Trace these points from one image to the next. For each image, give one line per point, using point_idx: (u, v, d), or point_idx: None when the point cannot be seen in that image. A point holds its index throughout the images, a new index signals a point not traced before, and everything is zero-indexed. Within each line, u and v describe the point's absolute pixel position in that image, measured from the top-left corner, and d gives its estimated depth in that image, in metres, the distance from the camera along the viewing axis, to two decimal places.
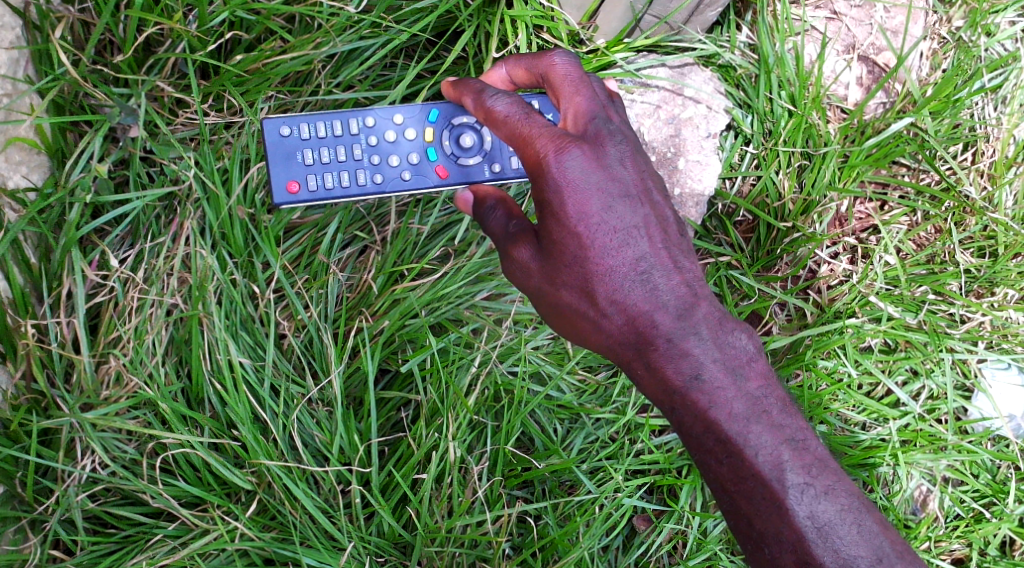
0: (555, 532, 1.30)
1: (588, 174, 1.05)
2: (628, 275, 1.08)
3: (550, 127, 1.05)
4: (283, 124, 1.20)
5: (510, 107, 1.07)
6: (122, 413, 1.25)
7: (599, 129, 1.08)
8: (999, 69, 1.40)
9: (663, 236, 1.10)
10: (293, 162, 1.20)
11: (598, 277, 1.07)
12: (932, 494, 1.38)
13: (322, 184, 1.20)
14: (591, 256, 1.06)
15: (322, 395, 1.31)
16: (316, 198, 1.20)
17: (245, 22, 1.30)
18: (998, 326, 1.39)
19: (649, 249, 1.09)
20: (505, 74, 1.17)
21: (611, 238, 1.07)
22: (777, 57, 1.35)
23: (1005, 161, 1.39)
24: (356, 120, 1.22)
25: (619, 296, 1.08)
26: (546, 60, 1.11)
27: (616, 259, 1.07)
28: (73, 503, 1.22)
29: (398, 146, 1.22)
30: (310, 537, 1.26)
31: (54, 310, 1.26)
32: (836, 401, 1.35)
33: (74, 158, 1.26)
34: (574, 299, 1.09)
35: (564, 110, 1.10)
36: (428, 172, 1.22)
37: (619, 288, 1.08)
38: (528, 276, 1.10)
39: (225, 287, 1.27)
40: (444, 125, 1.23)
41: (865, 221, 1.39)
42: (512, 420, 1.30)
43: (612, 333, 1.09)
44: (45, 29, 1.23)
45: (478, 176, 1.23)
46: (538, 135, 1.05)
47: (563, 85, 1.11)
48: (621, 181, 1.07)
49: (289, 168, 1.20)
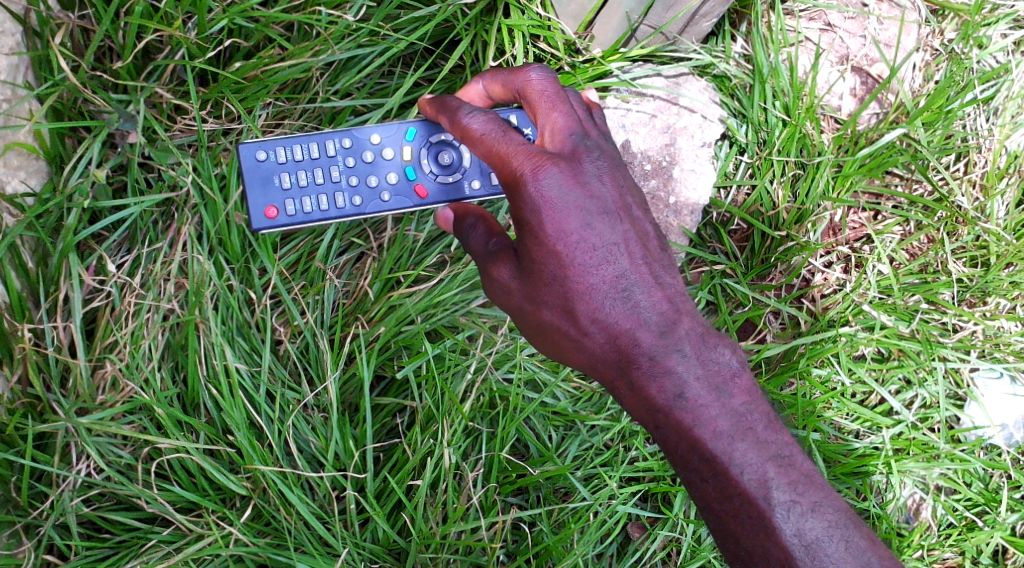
0: (550, 539, 1.30)
1: (565, 192, 1.06)
2: (609, 293, 1.08)
3: (526, 146, 1.06)
4: (259, 149, 1.21)
5: (486, 125, 1.07)
6: (118, 418, 1.26)
7: (576, 147, 1.09)
8: (991, 81, 1.41)
9: (644, 251, 1.10)
10: (270, 187, 1.21)
11: (579, 296, 1.08)
12: (925, 502, 1.38)
13: (300, 208, 1.21)
14: (571, 274, 1.07)
15: (318, 401, 1.31)
16: (295, 222, 1.21)
17: (243, 30, 1.31)
18: (990, 336, 1.39)
19: (629, 266, 1.09)
20: (482, 89, 1.18)
21: (591, 256, 1.07)
22: (771, 68, 1.36)
23: (997, 172, 1.40)
24: (333, 142, 1.23)
25: (600, 314, 1.08)
26: (522, 76, 1.12)
27: (597, 277, 1.07)
28: (67, 507, 1.22)
29: (376, 166, 1.23)
30: (304, 543, 1.26)
31: (51, 315, 1.26)
32: (829, 409, 1.36)
33: (72, 164, 1.26)
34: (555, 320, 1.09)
35: (541, 125, 1.11)
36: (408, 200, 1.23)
37: (600, 307, 1.08)
38: (509, 295, 1.11)
39: (222, 292, 1.28)
40: (422, 144, 1.24)
41: (859, 230, 1.41)
42: (507, 427, 1.31)
43: (595, 354, 1.10)
44: (45, 35, 1.23)
45: (459, 193, 1.24)
46: (514, 154, 1.06)
47: (539, 101, 1.11)
48: (600, 198, 1.08)
49: (267, 193, 1.21)
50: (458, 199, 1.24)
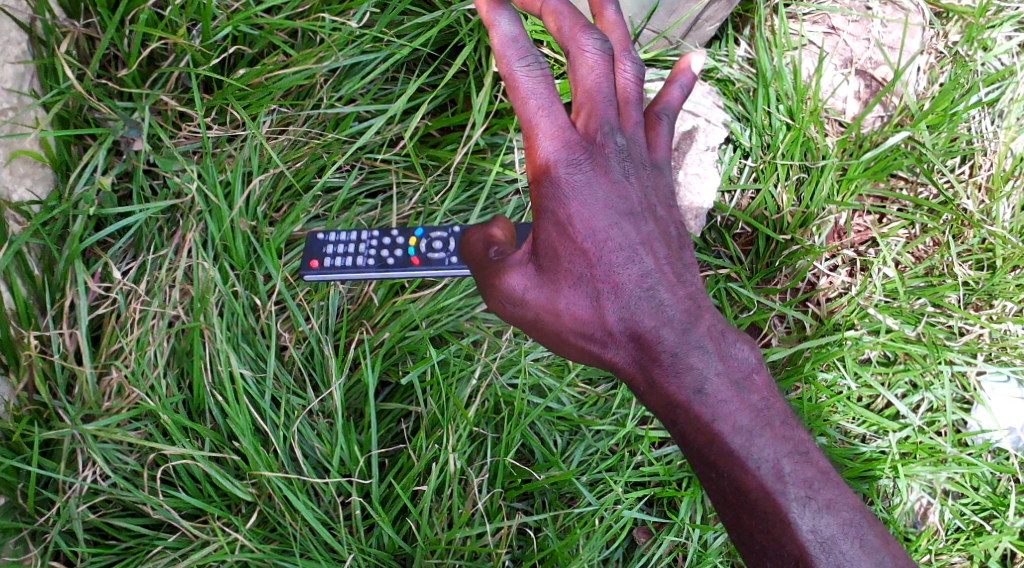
0: (555, 544, 1.30)
1: (594, 189, 1.07)
2: (633, 290, 1.07)
3: (559, 129, 1.07)
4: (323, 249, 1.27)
5: (534, 84, 1.06)
6: (124, 425, 1.26)
7: (611, 135, 1.09)
8: (995, 83, 1.41)
9: (667, 252, 1.09)
10: (325, 252, 1.27)
11: (602, 292, 1.07)
12: (932, 507, 1.37)
13: (341, 258, 1.25)
14: (596, 271, 1.07)
15: (323, 406, 1.31)
16: (332, 268, 1.25)
17: (248, 37, 1.31)
18: (997, 339, 1.38)
19: (653, 265, 1.08)
20: (535, 9, 1.13)
21: (617, 254, 1.07)
22: (775, 72, 1.37)
23: (1003, 174, 1.39)
24: (388, 248, 1.26)
25: (623, 310, 1.07)
26: (577, 38, 1.09)
27: (620, 273, 1.07)
28: (73, 514, 1.23)
29: (420, 244, 1.26)
30: (309, 549, 1.27)
31: (57, 322, 1.27)
32: (835, 413, 1.36)
33: (78, 171, 1.27)
34: (576, 312, 1.07)
35: (580, 106, 1.10)
36: (431, 231, 1.26)
37: (623, 303, 1.07)
38: (523, 300, 1.07)
39: (227, 299, 1.28)
40: (459, 231, 1.26)
41: (864, 233, 1.40)
42: (511, 432, 1.31)
43: (616, 350, 1.08)
44: (51, 44, 1.25)
45: (481, 263, 1.25)
46: (546, 135, 1.07)
47: (586, 76, 1.09)
48: (626, 196, 1.08)
49: (320, 251, 1.27)
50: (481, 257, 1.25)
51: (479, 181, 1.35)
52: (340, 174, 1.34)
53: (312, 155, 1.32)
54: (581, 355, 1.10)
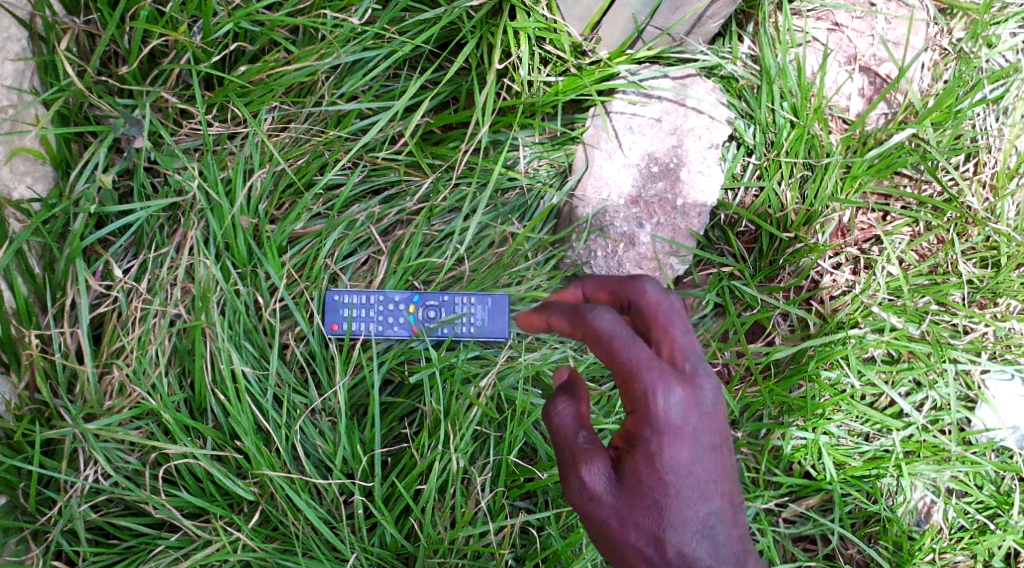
0: (558, 543, 1.30)
1: (680, 422, 0.99)
2: (698, 525, 0.99)
3: (652, 358, 0.98)
4: (343, 309, 1.29)
5: (617, 332, 0.98)
6: (125, 424, 1.26)
7: (699, 370, 1.00)
8: (1000, 81, 1.39)
9: (735, 483, 1.02)
10: (346, 314, 1.29)
11: (671, 507, 0.99)
12: (936, 506, 1.36)
13: (365, 324, 1.29)
14: (669, 495, 0.99)
15: (325, 405, 1.30)
16: (358, 333, 1.29)
17: (249, 34, 1.30)
18: (1001, 337, 1.37)
19: (721, 498, 1.00)
20: None
21: (689, 485, 0.99)
22: (779, 69, 1.36)
23: (1007, 171, 1.38)
24: (406, 304, 1.30)
25: (687, 541, 0.99)
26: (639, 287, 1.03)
27: (691, 506, 0.99)
28: (76, 514, 1.23)
29: (437, 301, 1.30)
30: (312, 548, 1.27)
31: (58, 321, 1.26)
32: (838, 412, 1.36)
33: (79, 169, 1.26)
34: (668, 406, 0.98)
35: (658, 339, 1.01)
36: (428, 298, 1.30)
37: (688, 528, 0.99)
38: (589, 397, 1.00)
39: (229, 297, 1.27)
40: (471, 322, 1.31)
41: (867, 231, 1.39)
42: (515, 431, 1.30)
43: (692, 449, 0.99)
44: (51, 40, 1.24)
45: (492, 330, 1.31)
46: (637, 375, 0.98)
47: (662, 326, 1.02)
48: (707, 440, 1.00)
49: (341, 315, 1.29)
50: (491, 331, 1.31)
51: (482, 178, 1.35)
52: (343, 172, 1.34)
53: (314, 153, 1.32)
54: (644, 454, 0.99)
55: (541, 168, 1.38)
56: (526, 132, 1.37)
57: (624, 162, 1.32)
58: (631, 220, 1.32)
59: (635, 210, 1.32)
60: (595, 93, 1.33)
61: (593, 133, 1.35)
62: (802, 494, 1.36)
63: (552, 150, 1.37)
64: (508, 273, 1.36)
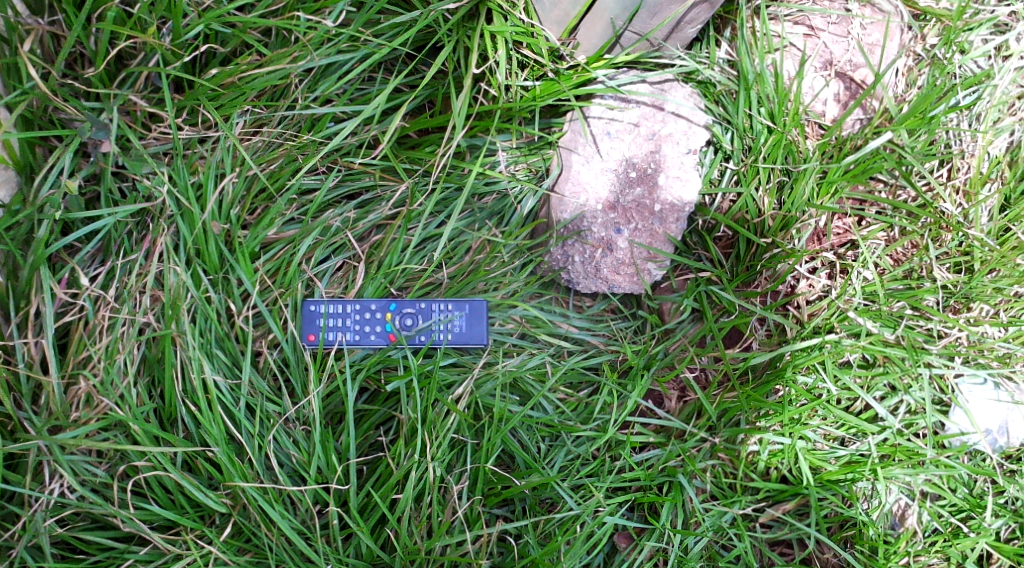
0: (535, 551, 1.29)
1: None
2: None
3: None
4: (321, 318, 1.28)
5: None
6: (93, 436, 1.23)
7: None
8: (973, 87, 1.40)
9: None
10: (322, 323, 1.27)
11: None
12: (911, 508, 1.36)
13: (342, 334, 1.28)
14: None
15: (299, 414, 1.28)
16: (336, 343, 1.27)
17: (220, 35, 1.27)
18: (974, 341, 1.38)
19: None
20: None
21: None
22: (756, 74, 1.36)
23: (981, 177, 1.39)
24: (382, 312, 1.28)
25: None
26: None
27: None
28: (40, 529, 1.20)
29: (413, 308, 1.29)
30: (285, 560, 1.24)
31: (23, 330, 1.24)
32: (815, 416, 1.36)
33: (43, 174, 1.23)
34: None
35: None
36: (405, 306, 1.29)
37: None
38: None
39: (200, 304, 1.25)
40: (448, 329, 1.29)
41: (843, 236, 1.39)
42: (493, 438, 1.29)
43: None
44: (13, 42, 1.20)
45: (470, 337, 1.29)
46: None
47: None
48: None
49: (318, 324, 1.27)
50: (468, 339, 1.29)
51: (459, 184, 1.33)
52: (317, 177, 1.31)
53: (288, 156, 1.29)
54: None
55: (518, 172, 1.36)
56: (503, 137, 1.35)
57: (602, 167, 1.31)
58: (609, 226, 1.31)
59: (613, 216, 1.31)
60: (572, 98, 1.31)
61: (570, 138, 1.33)
62: (779, 499, 1.36)
63: (529, 154, 1.35)
64: (485, 280, 1.35)
